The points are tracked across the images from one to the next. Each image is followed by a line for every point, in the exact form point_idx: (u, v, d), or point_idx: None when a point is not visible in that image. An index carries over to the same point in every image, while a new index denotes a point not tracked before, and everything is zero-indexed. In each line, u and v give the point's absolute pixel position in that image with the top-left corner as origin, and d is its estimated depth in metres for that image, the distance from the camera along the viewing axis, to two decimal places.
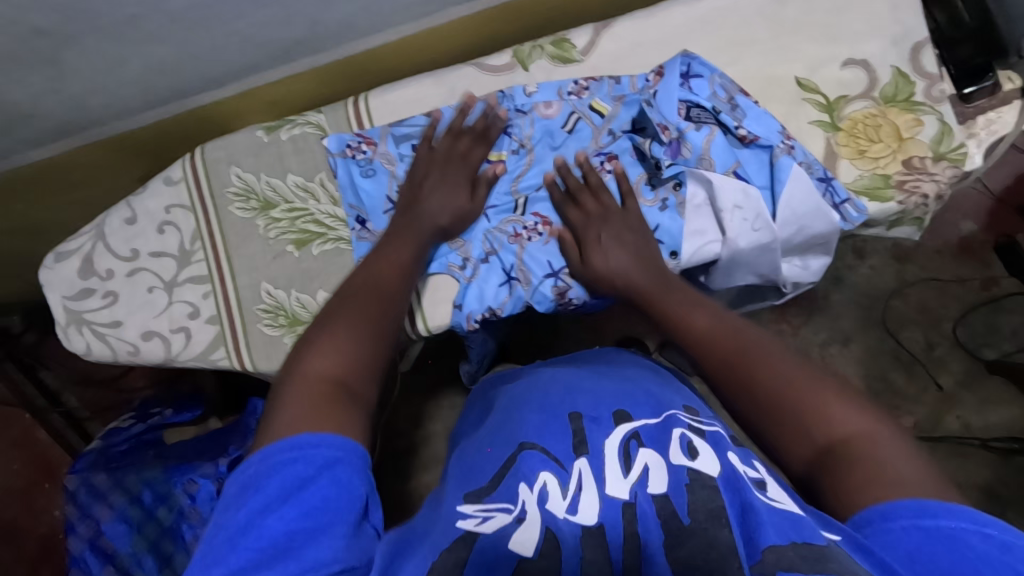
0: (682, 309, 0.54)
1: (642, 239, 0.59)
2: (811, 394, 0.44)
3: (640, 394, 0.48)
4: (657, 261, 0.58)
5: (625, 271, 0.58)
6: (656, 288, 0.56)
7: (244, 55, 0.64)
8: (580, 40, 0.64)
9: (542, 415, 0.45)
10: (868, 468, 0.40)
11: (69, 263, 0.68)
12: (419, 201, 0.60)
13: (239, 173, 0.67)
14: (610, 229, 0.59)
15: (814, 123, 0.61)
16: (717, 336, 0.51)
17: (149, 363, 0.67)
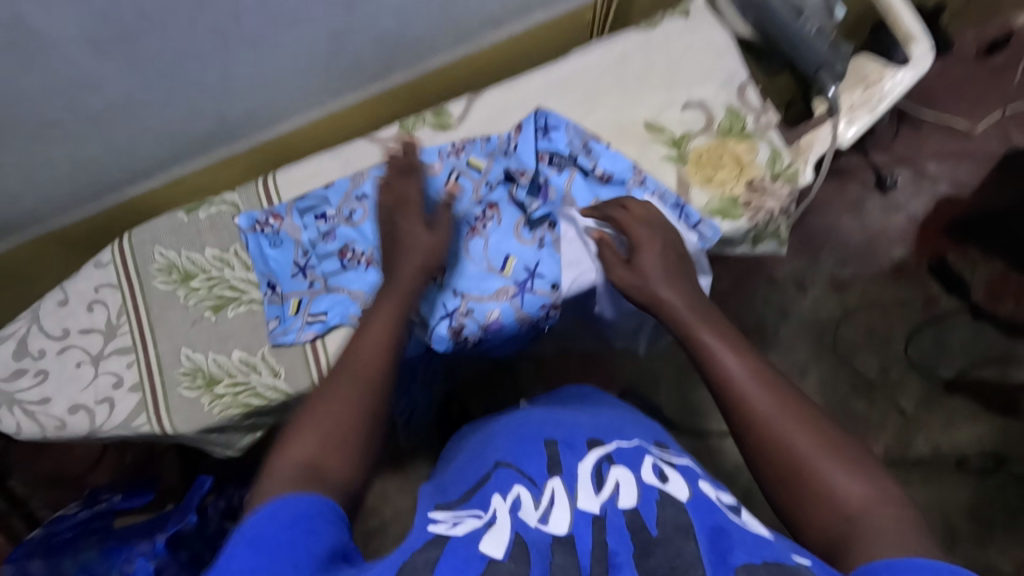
0: (716, 343, 0.53)
1: (688, 281, 0.59)
2: (831, 467, 0.43)
3: (613, 425, 0.53)
4: (700, 295, 0.58)
5: (669, 300, 0.58)
6: (692, 320, 0.56)
7: (163, 148, 0.73)
8: (456, 109, 0.73)
9: (523, 441, 0.51)
10: (875, 547, 0.38)
11: (3, 347, 0.73)
12: (403, 242, 0.62)
13: (162, 251, 0.74)
14: (661, 251, 0.60)
15: (665, 158, 0.68)
16: (754, 373, 0.49)
17: (75, 435, 0.70)
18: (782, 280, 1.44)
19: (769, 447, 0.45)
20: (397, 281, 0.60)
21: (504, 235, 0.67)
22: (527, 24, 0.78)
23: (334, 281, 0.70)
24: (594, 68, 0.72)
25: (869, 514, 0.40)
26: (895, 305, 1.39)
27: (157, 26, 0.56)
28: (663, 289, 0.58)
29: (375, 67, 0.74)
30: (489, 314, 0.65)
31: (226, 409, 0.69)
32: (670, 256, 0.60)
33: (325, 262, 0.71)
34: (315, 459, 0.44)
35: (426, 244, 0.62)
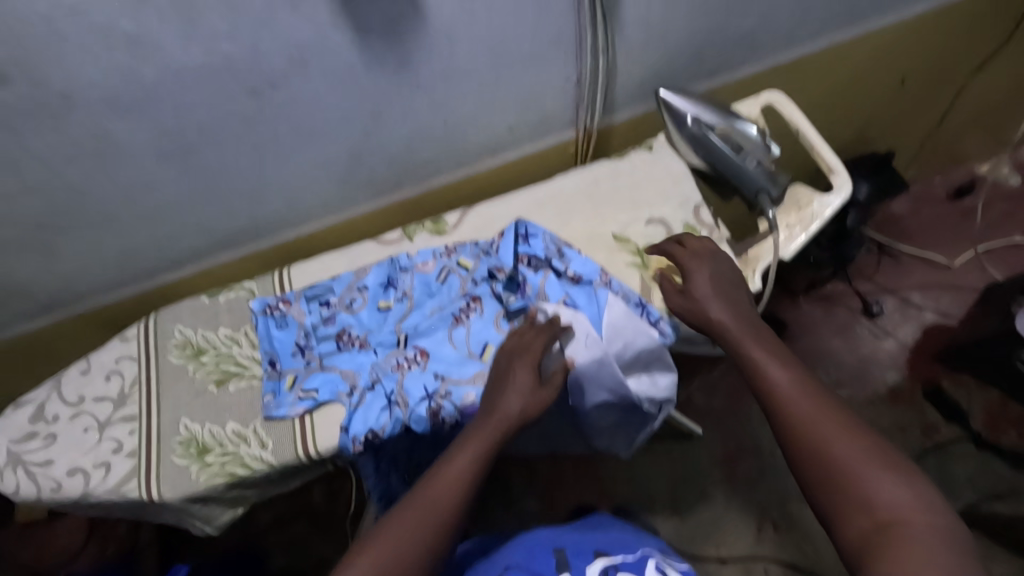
0: (767, 361, 0.61)
1: (739, 304, 0.68)
2: (869, 473, 0.50)
3: (618, 541, 0.68)
4: (751, 317, 0.67)
5: (721, 317, 0.67)
6: (744, 341, 0.64)
7: (199, 241, 0.85)
8: (451, 217, 0.85)
9: (533, 549, 0.64)
10: (911, 552, 0.44)
11: (23, 411, 0.79)
12: (506, 379, 0.67)
13: (181, 329, 0.82)
14: (711, 277, 0.70)
15: (630, 264, 0.77)
16: (798, 388, 0.58)
17: (67, 499, 0.74)
18: None
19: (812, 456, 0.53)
20: (490, 422, 0.64)
21: (485, 325, 0.76)
22: (518, 153, 0.93)
23: (328, 361, 0.76)
24: (571, 189, 0.84)
25: (904, 523, 0.47)
26: (892, 430, 1.38)
27: (211, 143, 0.70)
28: (717, 312, 0.67)
29: (386, 183, 0.88)
30: (466, 397, 0.71)
31: (212, 477, 0.72)
32: (721, 283, 0.69)
33: (323, 343, 0.78)
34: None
35: (540, 397, 0.67)
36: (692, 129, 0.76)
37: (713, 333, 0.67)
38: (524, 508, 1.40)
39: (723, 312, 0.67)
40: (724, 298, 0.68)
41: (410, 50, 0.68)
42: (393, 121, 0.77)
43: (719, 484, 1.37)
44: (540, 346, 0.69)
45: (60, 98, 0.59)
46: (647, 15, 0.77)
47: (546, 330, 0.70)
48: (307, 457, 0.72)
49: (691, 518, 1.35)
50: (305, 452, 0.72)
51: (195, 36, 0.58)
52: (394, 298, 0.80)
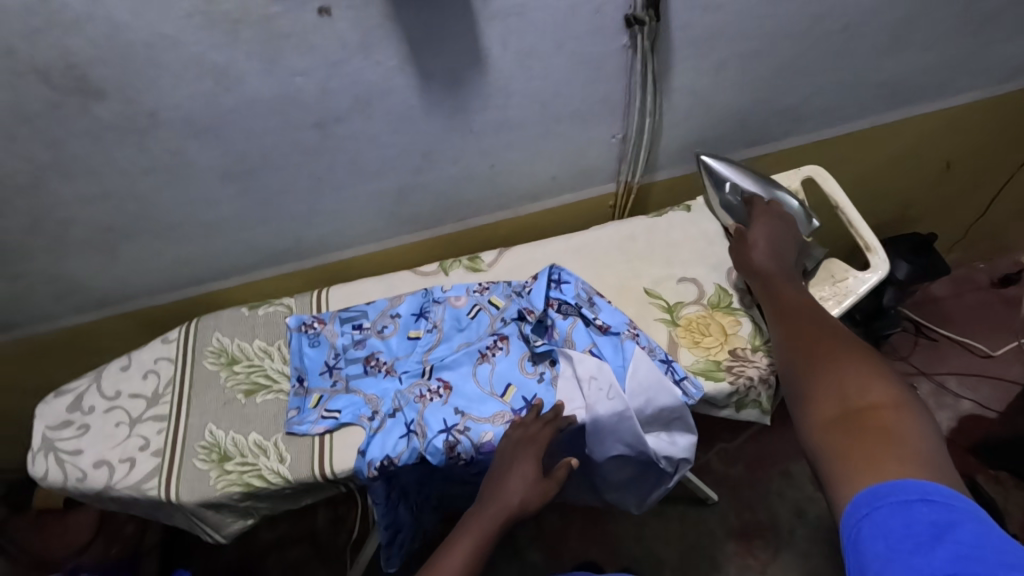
0: (784, 292, 0.66)
1: (775, 241, 0.74)
2: (854, 374, 0.53)
3: None
4: (790, 262, 0.71)
5: (764, 260, 0.71)
6: (775, 275, 0.70)
7: (247, 256, 0.89)
8: (488, 256, 0.87)
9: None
10: (880, 436, 0.47)
11: (62, 399, 0.83)
12: (507, 469, 0.68)
13: (219, 336, 0.86)
14: (769, 230, 0.74)
15: (658, 319, 0.78)
16: (803, 310, 0.63)
17: (90, 490, 0.76)
18: (795, 475, 1.42)
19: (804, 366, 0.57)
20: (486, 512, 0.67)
21: (509, 365, 0.77)
22: (559, 202, 0.96)
23: (355, 384, 0.78)
24: (607, 240, 0.86)
25: (880, 416, 0.49)
26: None
27: (274, 168, 0.75)
28: (760, 257, 0.71)
29: (430, 218, 0.92)
30: (484, 435, 0.71)
31: (229, 485, 0.74)
32: (775, 233, 0.73)
33: (351, 366, 0.80)
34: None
35: (534, 490, 0.68)
36: (730, 194, 0.81)
37: (751, 280, 0.71)
38: (526, 558, 1.37)
39: (767, 252, 0.71)
40: (766, 243, 0.73)
41: (468, 99, 0.72)
42: (443, 163, 0.81)
43: (731, 557, 1.33)
44: (542, 440, 0.69)
45: (147, 116, 0.64)
46: (697, 84, 0.80)
47: (547, 425, 0.69)
48: (322, 476, 0.73)
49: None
50: (320, 471, 0.73)
51: (276, 72, 0.63)
52: (425, 329, 0.82)
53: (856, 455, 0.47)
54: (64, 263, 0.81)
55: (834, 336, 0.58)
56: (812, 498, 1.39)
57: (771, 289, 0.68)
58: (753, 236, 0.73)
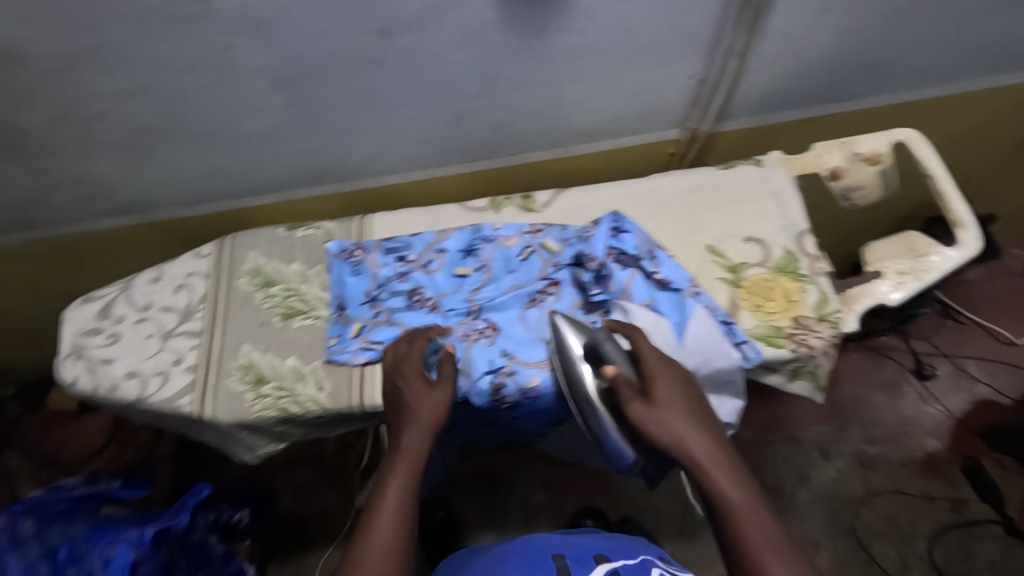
0: (733, 496, 0.55)
1: (716, 432, 0.60)
2: None
3: (616, 547, 0.68)
4: (723, 441, 0.60)
5: (683, 435, 0.58)
6: (710, 470, 0.57)
7: (287, 173, 0.84)
8: (542, 197, 0.82)
9: (531, 558, 0.63)
10: None
11: (91, 306, 0.80)
12: (411, 408, 0.65)
13: (255, 256, 0.82)
14: (676, 386, 0.62)
15: (720, 279, 0.75)
16: (774, 537, 0.53)
17: (122, 400, 0.75)
18: (804, 442, 1.43)
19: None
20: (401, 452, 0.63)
21: (560, 312, 0.73)
22: (618, 144, 0.90)
23: (397, 317, 0.75)
24: (669, 189, 0.81)
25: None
26: (921, 499, 1.36)
27: (327, 78, 0.68)
28: (676, 418, 0.59)
29: (482, 149, 0.86)
30: (531, 380, 0.69)
31: (265, 409, 0.72)
32: (682, 391, 0.62)
33: (393, 298, 0.77)
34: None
35: (426, 400, 0.65)
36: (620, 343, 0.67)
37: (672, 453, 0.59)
38: None
39: (688, 419, 0.59)
40: (693, 416, 0.60)
41: (549, 20, 0.65)
42: (507, 90, 0.75)
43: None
44: (415, 355, 0.69)
45: (198, 2, 0.57)
46: (796, 25, 0.72)
47: (416, 338, 0.70)
48: (358, 407, 0.72)
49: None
50: (361, 403, 0.71)
51: None
52: (473, 267, 0.78)
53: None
54: (92, 162, 0.76)
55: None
56: (817, 466, 1.41)
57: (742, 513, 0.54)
58: (654, 390, 0.61)
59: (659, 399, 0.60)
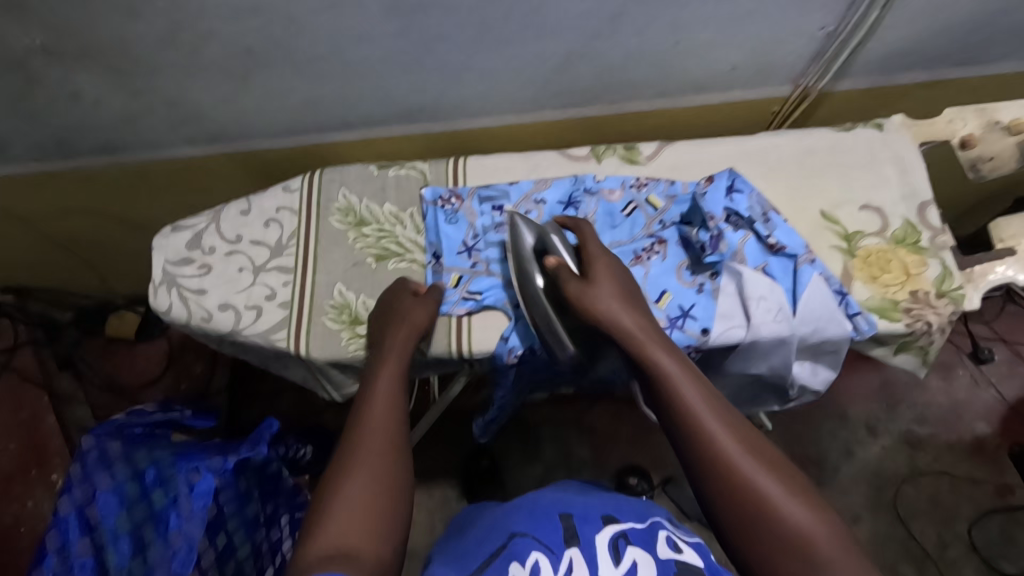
0: (673, 369, 0.59)
1: (648, 317, 0.65)
2: (775, 496, 0.50)
3: (624, 507, 0.70)
4: (655, 325, 0.64)
5: (617, 315, 0.63)
6: (647, 346, 0.61)
7: (380, 109, 0.80)
8: (647, 148, 0.79)
9: (535, 515, 0.65)
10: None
11: (181, 235, 0.78)
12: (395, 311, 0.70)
13: (346, 194, 0.80)
14: (609, 276, 0.66)
15: (834, 247, 0.72)
16: (720, 406, 0.57)
17: (216, 331, 0.74)
18: (851, 417, 1.42)
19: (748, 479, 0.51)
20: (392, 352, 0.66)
21: (665, 271, 0.72)
22: (723, 97, 0.85)
23: (496, 267, 0.74)
24: (782, 150, 0.77)
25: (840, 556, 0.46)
26: (965, 481, 1.36)
27: (446, 8, 0.64)
28: (607, 294, 0.65)
29: (581, 95, 0.81)
30: None
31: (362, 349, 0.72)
32: (612, 270, 0.67)
33: (491, 249, 0.75)
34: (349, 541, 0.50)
35: (416, 318, 0.68)
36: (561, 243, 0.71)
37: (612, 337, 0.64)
38: None
39: (617, 297, 0.65)
40: (621, 294, 0.66)
41: None
42: (627, 31, 0.70)
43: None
44: (398, 292, 0.71)
45: None
46: None
47: (391, 288, 0.72)
48: (458, 353, 0.71)
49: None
50: (458, 349, 0.71)
51: None
52: (574, 220, 0.75)
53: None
54: (186, 85, 0.73)
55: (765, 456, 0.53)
56: (864, 443, 1.40)
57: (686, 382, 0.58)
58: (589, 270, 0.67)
59: (596, 280, 0.66)
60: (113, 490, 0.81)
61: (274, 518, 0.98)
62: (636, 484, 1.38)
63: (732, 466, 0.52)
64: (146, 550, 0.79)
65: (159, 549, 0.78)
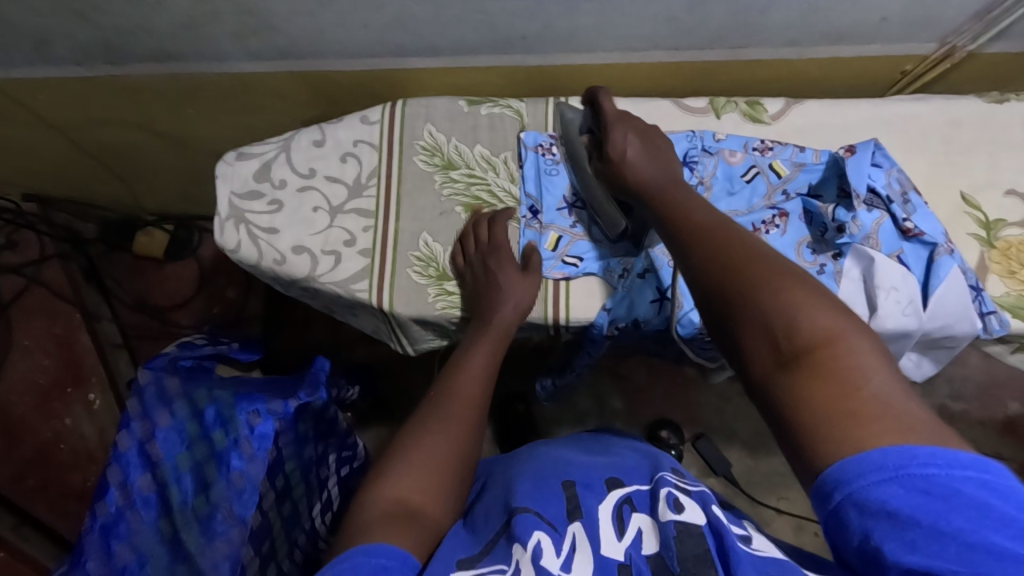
0: (679, 204, 0.55)
1: (667, 162, 0.62)
2: (785, 289, 0.41)
3: (630, 463, 0.56)
4: (673, 173, 0.61)
5: (638, 163, 0.61)
6: (664, 188, 0.58)
7: (474, 34, 0.70)
8: (772, 107, 0.71)
9: (536, 483, 0.52)
10: (838, 381, 0.36)
11: (248, 164, 0.71)
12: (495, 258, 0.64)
13: (432, 131, 0.72)
14: (632, 133, 0.64)
15: (972, 235, 0.66)
16: (719, 229, 0.49)
17: (289, 276, 0.68)
18: None
19: (742, 287, 0.43)
20: (489, 323, 0.63)
21: (784, 248, 0.64)
22: (858, 52, 0.75)
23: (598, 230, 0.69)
24: (925, 121, 0.70)
25: (856, 354, 0.38)
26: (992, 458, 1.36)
27: None
28: (634, 157, 0.62)
29: (703, 37, 0.71)
30: None
31: (449, 307, 0.67)
32: (637, 132, 0.64)
33: None
34: (413, 497, 0.49)
35: (525, 294, 0.65)
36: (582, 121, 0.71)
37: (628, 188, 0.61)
38: (607, 403, 1.37)
39: (641, 160, 0.62)
40: (648, 153, 0.62)
41: None
42: None
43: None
44: (505, 243, 0.66)
45: None
46: None
47: (496, 224, 0.67)
48: (554, 322, 0.67)
49: (764, 467, 1.33)
50: (555, 316, 0.67)
51: None
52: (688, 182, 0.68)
53: (839, 410, 0.35)
54: None
55: (773, 260, 0.44)
56: None
57: (679, 218, 0.53)
58: (613, 133, 0.64)
59: (620, 144, 0.63)
60: (172, 428, 0.79)
61: (324, 458, 0.93)
62: (667, 437, 1.30)
63: (732, 276, 0.44)
64: (210, 489, 0.77)
65: (224, 488, 0.76)
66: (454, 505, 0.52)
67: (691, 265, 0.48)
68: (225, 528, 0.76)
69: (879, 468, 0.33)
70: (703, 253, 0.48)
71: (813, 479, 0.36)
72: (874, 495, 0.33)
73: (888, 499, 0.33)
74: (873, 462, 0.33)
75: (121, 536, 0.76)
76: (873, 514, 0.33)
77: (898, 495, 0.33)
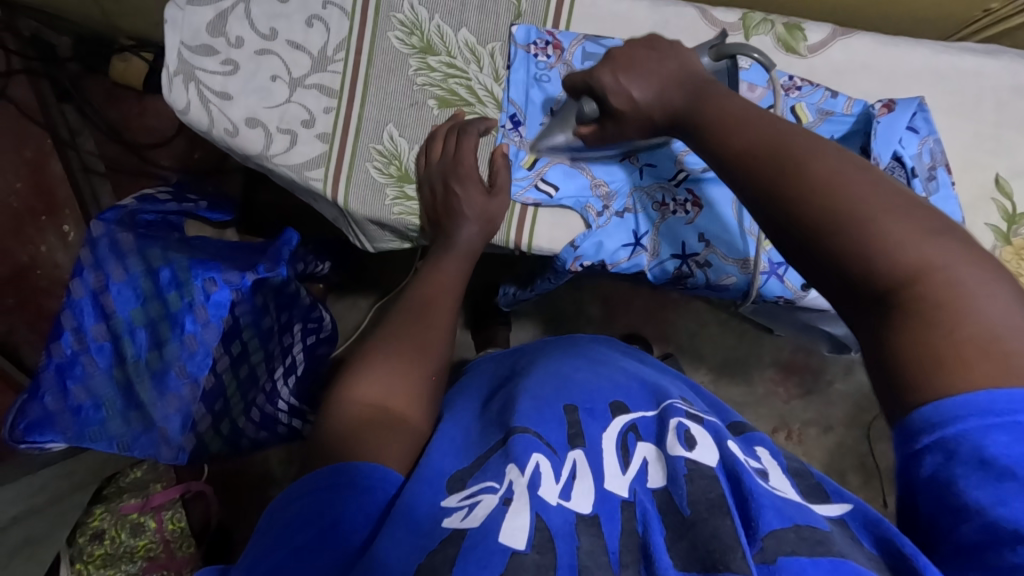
0: (730, 103, 0.46)
1: (688, 67, 0.51)
2: (877, 218, 0.36)
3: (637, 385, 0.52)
4: (690, 78, 0.50)
5: (658, 95, 0.51)
6: (715, 96, 0.48)
7: None
8: (813, 36, 0.61)
9: (537, 404, 0.48)
10: (937, 321, 0.34)
11: (201, 11, 0.60)
12: (459, 162, 0.59)
13: (413, 3, 0.62)
14: (626, 65, 0.52)
15: (990, 225, 0.60)
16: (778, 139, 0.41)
17: (241, 151, 0.62)
18: None
19: (817, 225, 0.38)
20: (453, 249, 0.61)
21: None
22: None
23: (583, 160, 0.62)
24: (985, 83, 0.61)
25: (957, 286, 0.34)
26: None
27: None
28: (643, 95, 0.51)
29: None
30: (724, 277, 0.62)
31: (405, 214, 0.63)
32: (623, 63, 0.53)
33: None
34: (389, 402, 0.47)
35: (492, 210, 0.61)
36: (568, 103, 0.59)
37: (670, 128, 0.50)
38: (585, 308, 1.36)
39: (652, 93, 0.51)
40: (654, 76, 0.51)
41: None
42: None
43: (765, 380, 1.27)
44: (471, 157, 0.60)
45: None
46: None
47: (466, 135, 0.60)
48: (515, 246, 0.63)
49: (722, 394, 1.27)
50: (516, 242, 0.63)
51: None
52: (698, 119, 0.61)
53: (928, 355, 0.34)
54: None
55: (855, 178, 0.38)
56: None
57: (716, 126, 0.45)
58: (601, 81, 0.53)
59: (618, 86, 0.52)
60: (126, 283, 0.79)
61: (288, 326, 0.86)
62: None
63: (812, 199, 0.38)
64: (164, 346, 0.78)
65: (176, 348, 0.78)
66: (433, 411, 0.51)
67: (738, 188, 0.43)
68: (177, 384, 0.79)
69: (987, 412, 0.32)
70: (759, 175, 0.41)
71: (900, 419, 0.35)
72: (971, 440, 0.32)
73: (988, 443, 0.32)
74: (979, 404, 0.32)
75: (76, 377, 0.80)
76: (964, 463, 0.32)
77: (1000, 443, 0.31)
